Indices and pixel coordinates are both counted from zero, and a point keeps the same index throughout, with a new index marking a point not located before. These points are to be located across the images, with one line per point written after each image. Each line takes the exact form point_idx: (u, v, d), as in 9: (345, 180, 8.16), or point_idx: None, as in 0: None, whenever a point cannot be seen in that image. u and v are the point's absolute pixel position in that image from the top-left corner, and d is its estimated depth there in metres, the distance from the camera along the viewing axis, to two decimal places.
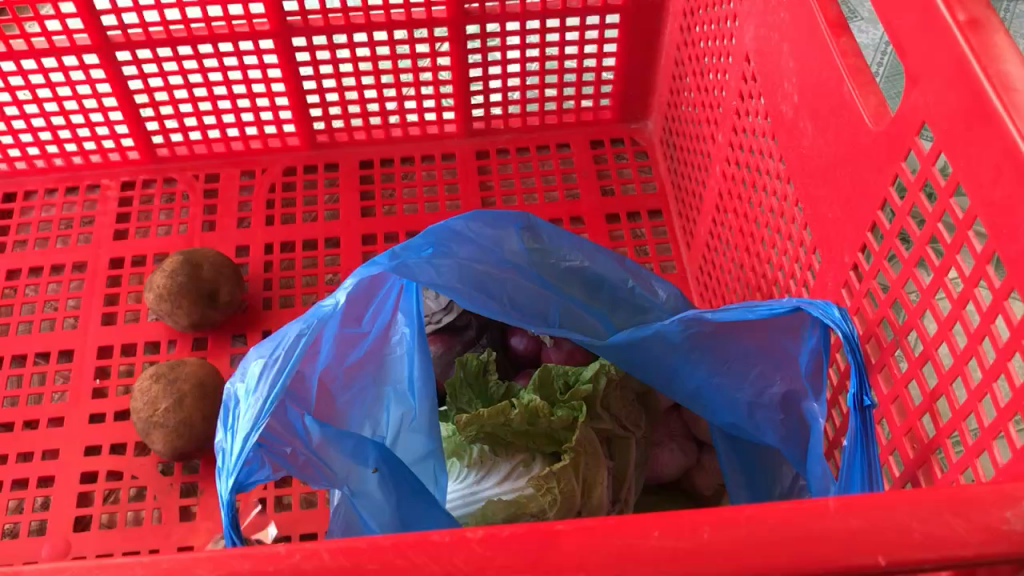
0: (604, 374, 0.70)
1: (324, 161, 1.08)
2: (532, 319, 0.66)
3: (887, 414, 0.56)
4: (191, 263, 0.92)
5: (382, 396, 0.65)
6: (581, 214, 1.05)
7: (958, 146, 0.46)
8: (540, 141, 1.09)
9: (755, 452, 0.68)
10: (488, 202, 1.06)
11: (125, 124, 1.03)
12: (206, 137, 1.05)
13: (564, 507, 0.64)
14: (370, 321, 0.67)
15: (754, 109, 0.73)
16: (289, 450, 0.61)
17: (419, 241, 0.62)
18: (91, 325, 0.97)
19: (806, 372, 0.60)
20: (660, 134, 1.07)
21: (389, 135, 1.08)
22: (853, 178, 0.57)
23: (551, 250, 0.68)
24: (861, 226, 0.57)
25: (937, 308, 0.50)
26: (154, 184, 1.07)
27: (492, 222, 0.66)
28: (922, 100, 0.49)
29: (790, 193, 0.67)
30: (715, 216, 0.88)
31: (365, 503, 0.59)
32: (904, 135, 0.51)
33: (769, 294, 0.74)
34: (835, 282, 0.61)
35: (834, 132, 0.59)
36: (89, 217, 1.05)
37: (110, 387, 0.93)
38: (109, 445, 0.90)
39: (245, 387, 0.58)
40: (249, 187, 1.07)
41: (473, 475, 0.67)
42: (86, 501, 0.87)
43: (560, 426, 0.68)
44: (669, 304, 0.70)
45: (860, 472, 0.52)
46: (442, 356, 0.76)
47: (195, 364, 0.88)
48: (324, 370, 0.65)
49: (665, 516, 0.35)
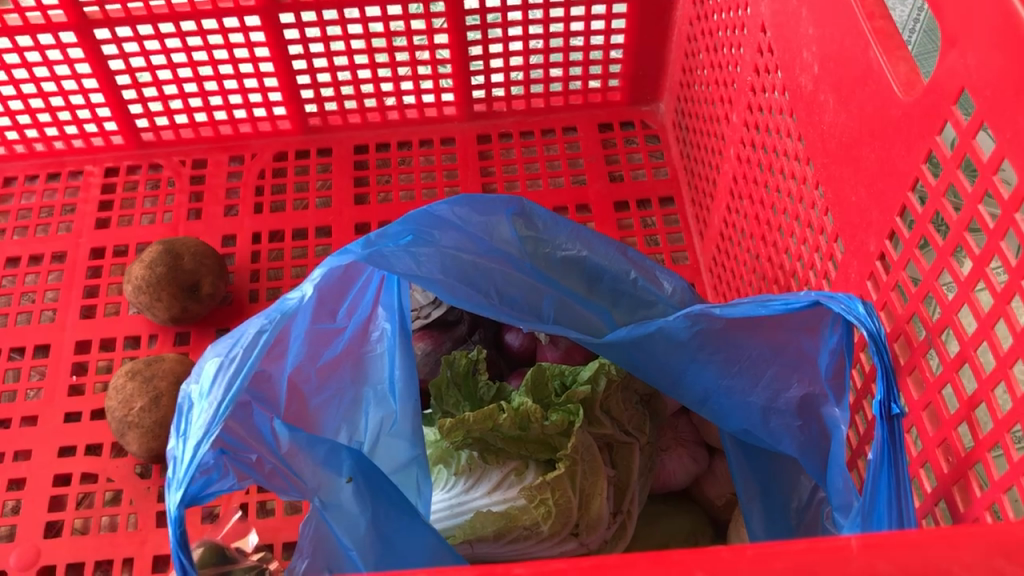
0: (604, 375, 0.64)
1: (316, 146, 1.02)
2: (522, 314, 0.59)
3: (918, 422, 0.50)
4: (172, 253, 0.87)
5: (359, 398, 0.61)
6: (587, 202, 0.98)
7: (1005, 115, 0.40)
8: (545, 125, 1.03)
9: (768, 463, 0.62)
10: (489, 188, 1.00)
11: (108, 108, 0.98)
12: (192, 120, 1.00)
13: (558, 519, 0.59)
14: (346, 315, 0.61)
15: (770, 84, 0.66)
16: (255, 458, 0.55)
17: (397, 227, 0.56)
18: (69, 319, 0.92)
19: (827, 375, 0.54)
20: (671, 116, 1.01)
21: (386, 117, 1.02)
22: (879, 155, 0.51)
23: (545, 239, 0.62)
24: (889, 210, 0.50)
25: (977, 303, 0.44)
26: (139, 170, 1.02)
27: (482, 208, 0.60)
28: (961, 63, 0.43)
29: (810, 175, 0.61)
30: (730, 202, 0.81)
31: (338, 516, 0.56)
32: (939, 105, 0.45)
33: (787, 286, 0.68)
34: (859, 274, 0.55)
35: (857, 105, 0.53)
36: (71, 205, 1.00)
37: (87, 384, 0.88)
38: (84, 446, 0.85)
39: (199, 388, 0.52)
40: (237, 173, 1.01)
41: (462, 483, 0.62)
42: (58, 505, 0.82)
43: (555, 432, 0.61)
44: (675, 298, 0.62)
45: (889, 496, 0.46)
46: (430, 354, 0.71)
47: (175, 361, 0.83)
48: (295, 370, 0.59)
49: (654, 559, 0.30)
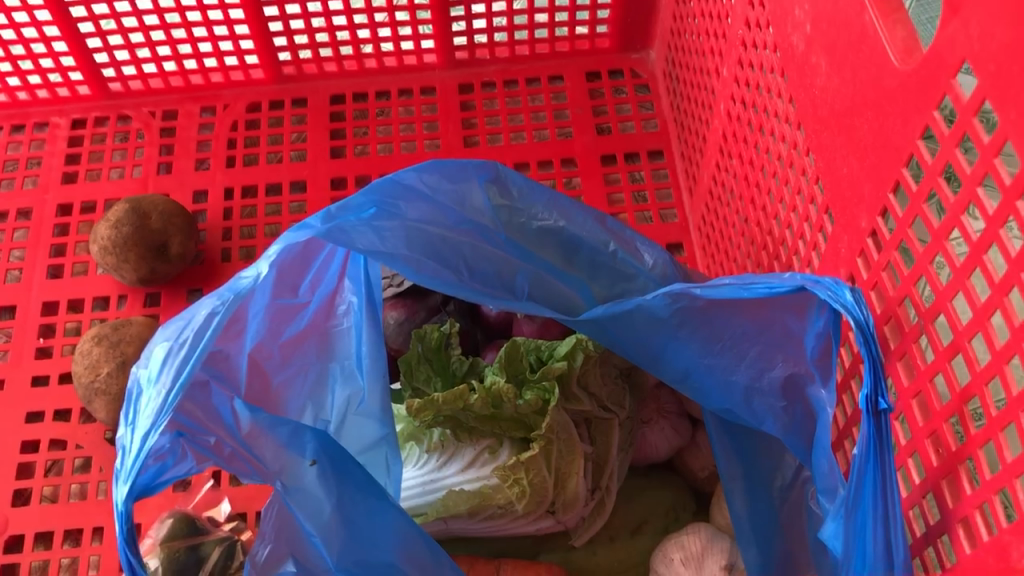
0: (582, 350, 0.60)
1: (290, 96, 0.98)
2: (493, 290, 0.56)
3: (908, 410, 0.47)
4: (139, 212, 0.83)
5: (326, 374, 0.59)
6: (573, 156, 0.94)
7: (1009, 93, 0.36)
8: (531, 73, 0.99)
9: (750, 441, 0.59)
10: (470, 141, 0.96)
11: (72, 56, 0.94)
12: (161, 69, 0.96)
13: (532, 498, 0.59)
14: (309, 290, 0.58)
15: (761, 40, 0.62)
16: (214, 441, 0.52)
17: (360, 199, 0.53)
18: (36, 279, 0.89)
19: (812, 356, 0.52)
20: (661, 64, 0.96)
21: (363, 66, 0.98)
22: (873, 127, 0.47)
23: (520, 208, 0.59)
24: (882, 184, 0.47)
25: (973, 292, 0.41)
26: (107, 122, 0.98)
27: (453, 174, 0.57)
28: (962, 32, 0.39)
29: (800, 140, 0.57)
30: (720, 159, 0.78)
31: (302, 501, 0.52)
32: (938, 77, 0.41)
33: (776, 254, 0.65)
34: (850, 250, 0.52)
35: (851, 70, 0.49)
36: (37, 158, 0.96)
37: (55, 347, 0.86)
38: (53, 412, 0.83)
39: (148, 374, 0.50)
40: (209, 124, 0.97)
41: (434, 460, 0.61)
42: (26, 473, 0.80)
43: (529, 411, 0.59)
44: (656, 271, 0.59)
45: (873, 490, 0.44)
46: (403, 325, 0.68)
47: (142, 324, 0.81)
48: (256, 346, 0.56)
49: None
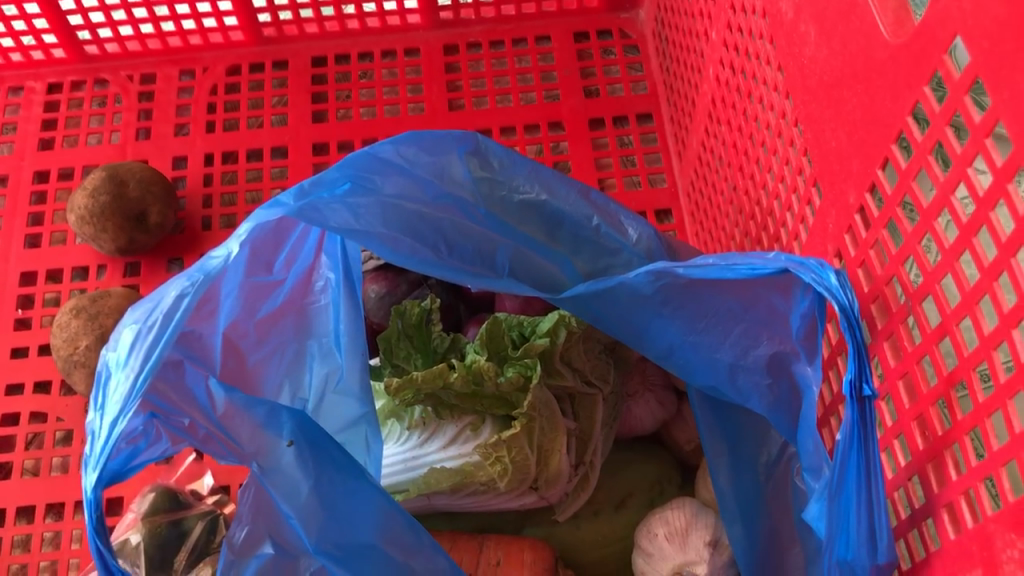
0: (565, 327, 0.59)
1: (271, 59, 0.96)
2: (472, 266, 0.55)
3: (894, 391, 0.46)
4: (116, 180, 0.82)
5: (304, 351, 0.58)
6: (560, 120, 0.92)
7: (1002, 70, 0.35)
8: (517, 33, 0.97)
9: (735, 416, 0.59)
10: (455, 104, 0.94)
11: (46, 18, 0.91)
12: (138, 32, 0.93)
13: (514, 476, 0.58)
14: (285, 267, 0.57)
15: (750, 4, 0.60)
16: (188, 423, 0.51)
17: (334, 174, 0.52)
18: (13, 249, 0.87)
19: (797, 336, 0.51)
20: (651, 24, 0.94)
21: (345, 27, 0.96)
22: (862, 101, 0.46)
23: (501, 180, 0.57)
24: (871, 160, 0.45)
25: (961, 274, 0.40)
26: (84, 86, 0.96)
27: (431, 147, 0.55)
28: (955, 5, 0.37)
29: (788, 110, 0.56)
30: (709, 125, 0.76)
31: (278, 481, 0.50)
32: (929, 52, 0.39)
33: (763, 225, 0.64)
34: (837, 226, 0.50)
35: (840, 41, 0.47)
36: (12, 123, 0.94)
37: (35, 318, 0.85)
38: (33, 384, 0.82)
39: (116, 357, 0.48)
40: (189, 88, 0.95)
41: (416, 437, 0.61)
42: (7, 446, 0.79)
43: (511, 389, 0.57)
44: (641, 247, 0.57)
45: (857, 474, 0.44)
46: (385, 298, 0.67)
47: (122, 295, 0.79)
48: (230, 325, 0.55)
49: None
